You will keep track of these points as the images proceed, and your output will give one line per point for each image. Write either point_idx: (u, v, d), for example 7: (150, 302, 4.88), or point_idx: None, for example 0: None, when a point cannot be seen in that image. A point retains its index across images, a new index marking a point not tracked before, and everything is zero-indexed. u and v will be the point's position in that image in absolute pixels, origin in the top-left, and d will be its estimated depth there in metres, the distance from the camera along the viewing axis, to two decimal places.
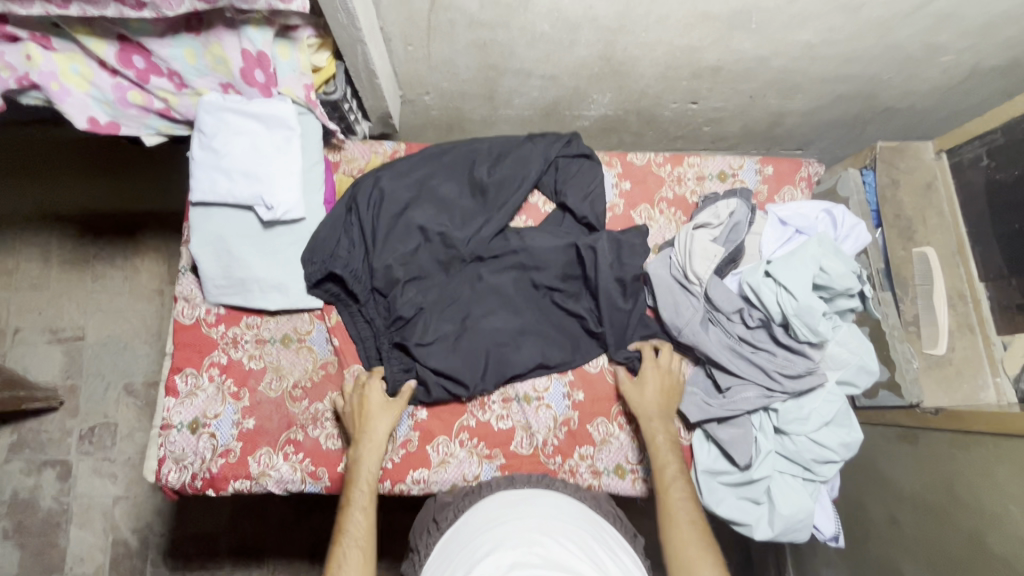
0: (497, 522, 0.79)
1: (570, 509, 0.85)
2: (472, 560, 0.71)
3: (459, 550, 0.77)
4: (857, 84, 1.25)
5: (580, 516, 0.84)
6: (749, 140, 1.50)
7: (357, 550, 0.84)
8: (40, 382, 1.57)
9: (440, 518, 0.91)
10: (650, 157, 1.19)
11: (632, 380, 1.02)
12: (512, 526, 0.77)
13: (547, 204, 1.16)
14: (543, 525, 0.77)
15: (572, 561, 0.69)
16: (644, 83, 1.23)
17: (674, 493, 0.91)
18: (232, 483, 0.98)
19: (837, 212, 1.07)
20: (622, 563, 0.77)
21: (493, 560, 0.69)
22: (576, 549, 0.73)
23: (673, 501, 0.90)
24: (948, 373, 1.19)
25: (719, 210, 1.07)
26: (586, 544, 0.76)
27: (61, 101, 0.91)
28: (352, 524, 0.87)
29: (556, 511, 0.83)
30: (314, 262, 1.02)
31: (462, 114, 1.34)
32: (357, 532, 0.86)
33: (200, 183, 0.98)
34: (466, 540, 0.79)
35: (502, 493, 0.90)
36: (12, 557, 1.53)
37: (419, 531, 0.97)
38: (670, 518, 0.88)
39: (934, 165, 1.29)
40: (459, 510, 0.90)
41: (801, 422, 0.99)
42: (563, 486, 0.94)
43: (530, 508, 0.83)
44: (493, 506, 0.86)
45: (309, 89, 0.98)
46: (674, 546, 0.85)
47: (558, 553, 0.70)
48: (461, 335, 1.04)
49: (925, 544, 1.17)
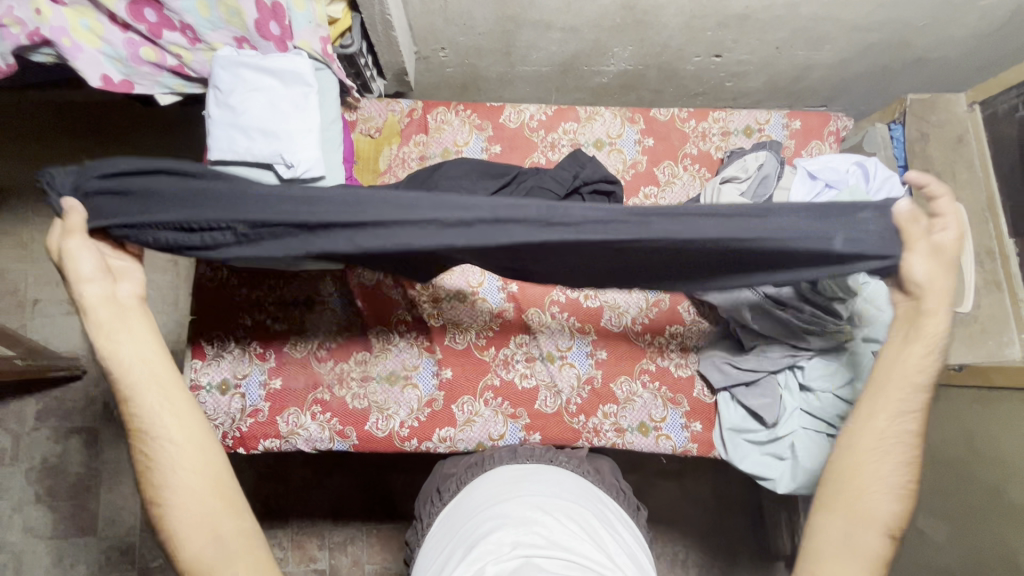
0: (499, 498, 0.80)
1: (572, 485, 0.86)
2: (475, 535, 0.73)
3: (462, 522, 0.79)
4: (890, 32, 1.20)
5: (581, 493, 0.84)
6: (773, 96, 1.45)
7: (178, 440, 0.71)
8: (62, 351, 1.60)
9: (444, 488, 0.93)
10: (674, 112, 1.15)
11: (924, 253, 0.70)
12: (514, 503, 0.78)
13: (547, 160, 1.13)
14: (545, 501, 0.79)
15: (572, 541, 0.70)
16: (667, 34, 1.19)
17: (901, 416, 0.74)
18: (262, 441, 1.00)
19: (869, 164, 1.04)
20: (623, 542, 0.78)
21: (495, 537, 0.70)
22: (577, 528, 0.74)
23: (888, 410, 0.74)
24: (972, 332, 1.15)
25: (747, 163, 1.05)
26: (587, 522, 0.77)
27: (73, 57, 0.88)
28: (156, 407, 0.71)
29: (558, 488, 0.83)
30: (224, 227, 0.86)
31: (477, 71, 1.30)
32: (169, 417, 0.71)
33: (217, 141, 0.95)
34: (468, 513, 0.81)
35: (506, 467, 0.90)
36: (46, 518, 1.58)
37: (423, 498, 0.98)
38: (870, 443, 0.74)
39: (966, 117, 1.24)
40: (463, 481, 0.91)
41: (827, 378, 0.99)
42: (567, 461, 0.94)
43: (531, 486, 0.83)
44: (496, 480, 0.86)
45: (326, 42, 0.97)
46: (852, 460, 0.75)
47: (558, 533, 0.72)
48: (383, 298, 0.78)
49: (940, 497, 1.20)
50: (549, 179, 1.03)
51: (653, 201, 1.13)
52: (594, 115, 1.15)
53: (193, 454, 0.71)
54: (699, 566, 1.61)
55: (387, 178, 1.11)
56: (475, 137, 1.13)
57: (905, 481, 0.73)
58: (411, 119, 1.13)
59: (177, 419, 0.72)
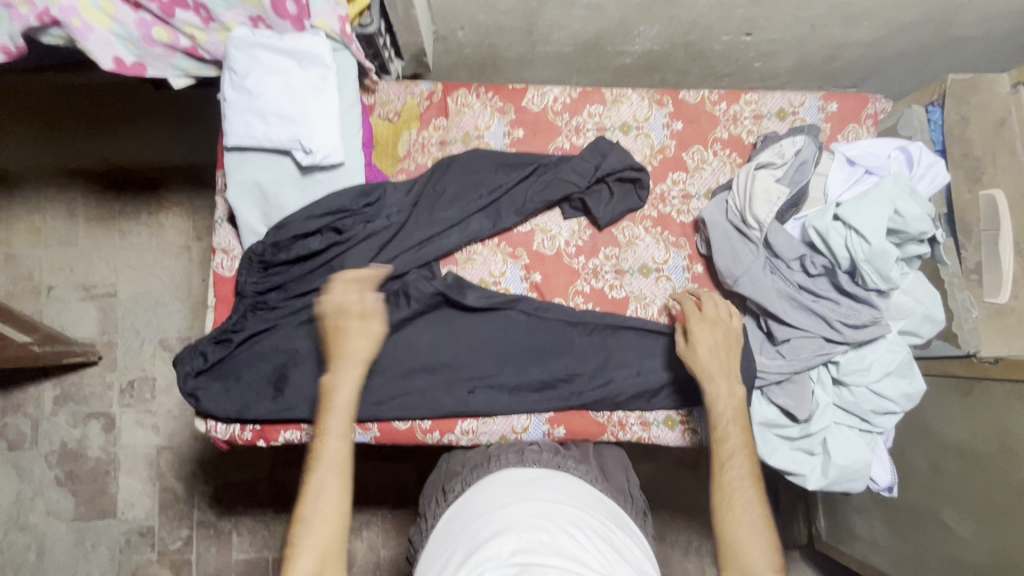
0: (502, 502, 0.78)
1: (579, 492, 0.83)
2: (475, 541, 0.72)
3: (463, 527, 0.77)
4: (933, 8, 1.15)
5: (588, 501, 0.82)
6: (802, 78, 1.39)
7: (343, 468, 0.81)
8: (78, 338, 1.59)
9: (449, 488, 0.92)
10: (703, 94, 1.10)
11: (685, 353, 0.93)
12: (517, 508, 0.76)
13: (568, 141, 1.08)
14: (549, 508, 0.76)
15: (576, 551, 0.68)
16: (697, 11, 1.14)
17: (733, 464, 0.84)
18: (282, 433, 0.99)
19: (913, 149, 0.99)
20: (629, 552, 0.76)
21: (495, 544, 0.69)
22: (582, 537, 0.72)
23: (729, 481, 0.83)
24: (1009, 324, 1.12)
25: (783, 149, 1.00)
26: (593, 530, 0.75)
27: (84, 39, 0.83)
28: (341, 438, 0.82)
29: (564, 495, 0.81)
30: (267, 279, 0.96)
31: (496, 51, 1.25)
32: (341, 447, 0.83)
33: (233, 126, 0.93)
34: (468, 517, 0.79)
35: (511, 470, 0.87)
36: (67, 502, 1.60)
37: (428, 497, 0.98)
38: (736, 524, 0.79)
39: (1009, 99, 1.13)
40: (468, 484, 0.89)
41: (861, 373, 0.96)
42: (576, 468, 0.91)
43: (535, 492, 0.80)
44: (500, 482, 0.85)
45: (344, 22, 0.93)
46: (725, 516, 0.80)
47: (561, 540, 0.70)
48: (451, 328, 0.99)
49: (970, 494, 1.17)
50: (570, 172, 1.01)
51: (681, 187, 1.09)
52: (620, 98, 1.10)
53: (333, 510, 0.77)
54: (713, 554, 1.61)
55: (406, 164, 1.07)
56: (497, 121, 1.08)
57: (780, 563, 0.76)
58: (431, 102, 1.09)
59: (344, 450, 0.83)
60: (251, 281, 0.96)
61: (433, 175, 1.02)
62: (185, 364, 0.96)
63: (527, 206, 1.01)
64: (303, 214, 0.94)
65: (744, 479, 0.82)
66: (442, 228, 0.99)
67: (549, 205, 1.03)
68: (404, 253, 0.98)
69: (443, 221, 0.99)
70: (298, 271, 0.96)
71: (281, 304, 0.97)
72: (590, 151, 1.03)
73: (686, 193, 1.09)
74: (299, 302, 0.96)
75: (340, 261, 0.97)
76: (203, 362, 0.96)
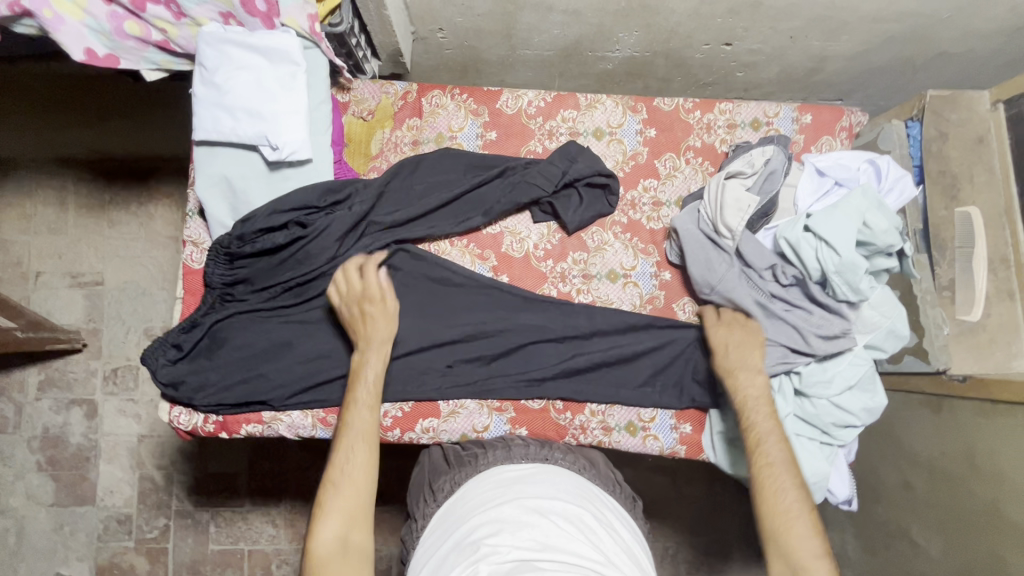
0: (492, 502, 0.78)
1: (568, 484, 0.84)
2: (470, 541, 0.72)
3: (457, 525, 0.78)
4: (912, 24, 1.15)
5: (577, 492, 0.82)
6: (786, 89, 1.39)
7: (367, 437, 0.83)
8: (64, 325, 1.61)
9: (437, 487, 0.90)
10: (678, 102, 1.11)
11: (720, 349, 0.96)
12: (510, 506, 0.76)
13: (540, 146, 1.09)
14: (540, 504, 0.77)
15: (569, 544, 0.70)
16: (675, 20, 1.14)
17: (768, 446, 0.85)
18: (245, 426, 0.99)
19: (881, 163, 1.00)
20: (623, 541, 0.77)
21: (491, 545, 0.70)
22: (575, 531, 0.73)
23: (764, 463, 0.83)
24: (980, 342, 1.12)
25: (753, 159, 1.00)
26: (585, 521, 0.76)
27: (55, 29, 0.83)
28: (366, 407, 0.85)
29: (555, 488, 0.81)
30: (232, 270, 0.97)
31: (478, 54, 1.25)
32: (366, 415, 0.85)
33: (202, 121, 0.94)
34: (460, 517, 0.79)
35: (500, 468, 0.87)
36: (47, 487, 1.61)
37: (414, 496, 0.96)
38: (779, 513, 0.79)
39: (989, 117, 1.16)
40: (457, 482, 0.88)
41: (824, 385, 0.96)
42: (562, 458, 0.91)
43: (525, 486, 0.81)
44: (490, 480, 0.84)
45: (314, 20, 0.94)
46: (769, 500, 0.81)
47: (555, 536, 0.71)
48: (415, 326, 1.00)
49: (937, 511, 1.17)
50: (537, 175, 1.02)
51: (651, 195, 1.09)
52: (595, 103, 1.10)
53: (361, 475, 0.79)
54: (689, 562, 1.60)
55: (378, 163, 1.08)
56: (470, 123, 1.09)
57: (824, 545, 0.77)
58: (405, 102, 1.09)
59: (367, 420, 0.85)
60: (214, 273, 0.97)
61: (401, 171, 1.03)
62: (155, 359, 0.96)
63: (496, 207, 1.02)
64: (267, 208, 0.95)
65: (781, 467, 0.82)
66: (411, 217, 1.01)
67: (517, 208, 1.04)
68: (367, 243, 1.00)
69: (413, 213, 1.01)
70: (265, 263, 0.97)
71: (249, 296, 0.98)
72: (560, 153, 1.04)
73: (656, 201, 1.09)
74: (269, 293, 0.98)
75: (306, 255, 0.97)
76: (173, 355, 0.96)
